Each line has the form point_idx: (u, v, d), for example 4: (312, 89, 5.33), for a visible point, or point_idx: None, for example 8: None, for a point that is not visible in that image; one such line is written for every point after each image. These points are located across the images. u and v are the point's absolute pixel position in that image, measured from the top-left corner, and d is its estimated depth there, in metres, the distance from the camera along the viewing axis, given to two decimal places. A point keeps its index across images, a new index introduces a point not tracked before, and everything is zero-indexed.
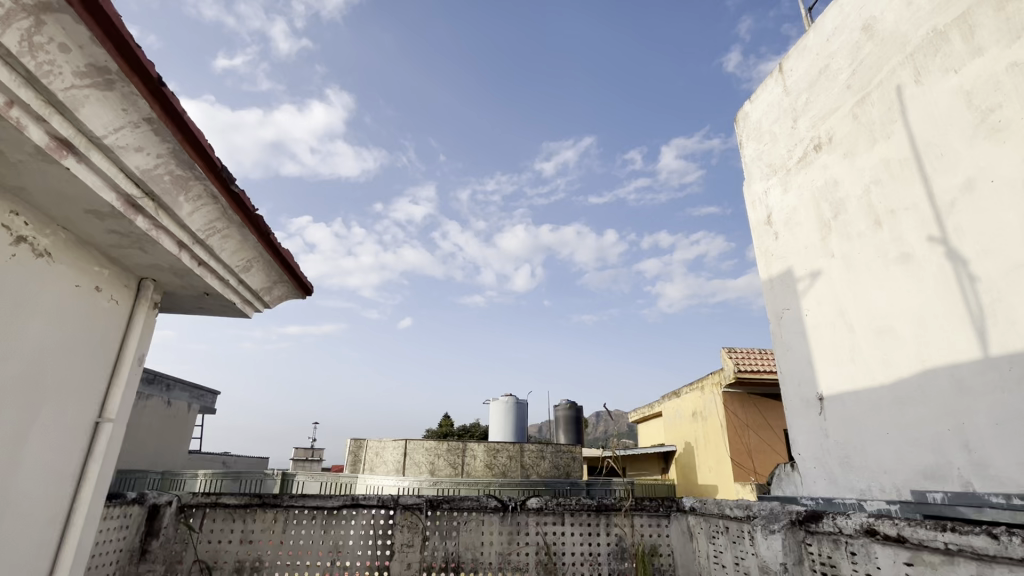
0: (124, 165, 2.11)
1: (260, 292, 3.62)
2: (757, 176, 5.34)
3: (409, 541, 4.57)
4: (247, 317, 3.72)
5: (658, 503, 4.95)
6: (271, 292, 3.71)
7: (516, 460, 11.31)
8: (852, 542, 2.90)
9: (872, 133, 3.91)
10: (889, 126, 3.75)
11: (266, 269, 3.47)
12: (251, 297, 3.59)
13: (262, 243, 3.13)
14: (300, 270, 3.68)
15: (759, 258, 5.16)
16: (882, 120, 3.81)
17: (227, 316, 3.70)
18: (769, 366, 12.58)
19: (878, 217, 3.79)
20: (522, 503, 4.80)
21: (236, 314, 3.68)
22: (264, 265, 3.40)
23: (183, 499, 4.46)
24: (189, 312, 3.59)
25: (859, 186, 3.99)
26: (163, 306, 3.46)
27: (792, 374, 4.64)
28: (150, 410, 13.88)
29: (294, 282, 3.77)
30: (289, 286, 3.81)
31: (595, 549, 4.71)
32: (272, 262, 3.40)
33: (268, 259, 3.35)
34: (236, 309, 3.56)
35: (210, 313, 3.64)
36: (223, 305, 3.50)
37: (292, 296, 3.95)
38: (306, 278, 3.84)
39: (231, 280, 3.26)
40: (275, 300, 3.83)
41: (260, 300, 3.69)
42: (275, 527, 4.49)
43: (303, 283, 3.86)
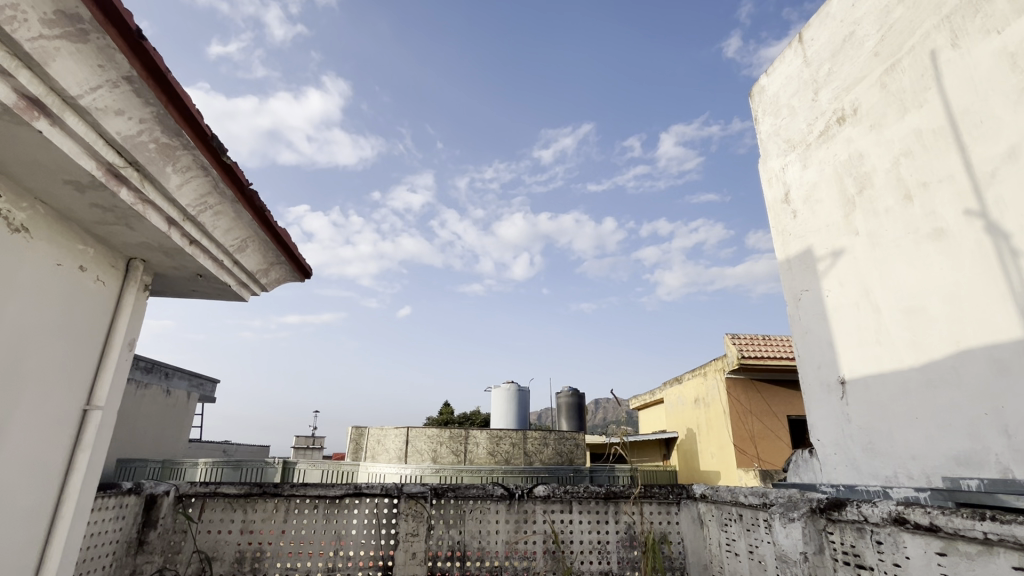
0: (103, 130, 1.93)
1: (257, 274, 3.46)
2: (774, 153, 5.17)
3: (413, 531, 4.45)
4: (243, 299, 3.56)
5: (668, 491, 4.82)
6: (269, 274, 3.56)
7: (519, 448, 11.23)
8: (879, 531, 2.79)
9: (902, 101, 3.73)
10: (922, 94, 3.58)
11: (263, 249, 3.31)
12: (248, 279, 3.43)
13: (258, 220, 2.95)
14: (298, 250, 3.53)
15: (776, 239, 5.01)
16: (915, 88, 3.63)
17: (223, 299, 3.54)
18: (774, 353, 12.48)
19: (908, 190, 3.62)
20: (529, 491, 4.69)
21: (231, 298, 3.53)
22: (262, 244, 3.24)
23: (181, 489, 4.34)
24: (182, 296, 3.43)
25: (887, 159, 3.82)
26: (154, 289, 3.29)
27: (811, 358, 4.51)
28: (149, 399, 13.79)
29: (292, 263, 3.61)
30: (288, 268, 3.65)
31: (603, 537, 4.62)
32: (269, 242, 3.23)
33: (264, 238, 3.18)
34: (231, 292, 3.41)
35: (205, 296, 3.48)
36: (218, 287, 3.33)
37: (290, 279, 3.79)
38: (304, 259, 3.68)
39: (225, 261, 3.09)
40: (273, 283, 3.66)
41: (257, 282, 3.53)
42: (276, 517, 4.39)
43: (302, 265, 3.70)
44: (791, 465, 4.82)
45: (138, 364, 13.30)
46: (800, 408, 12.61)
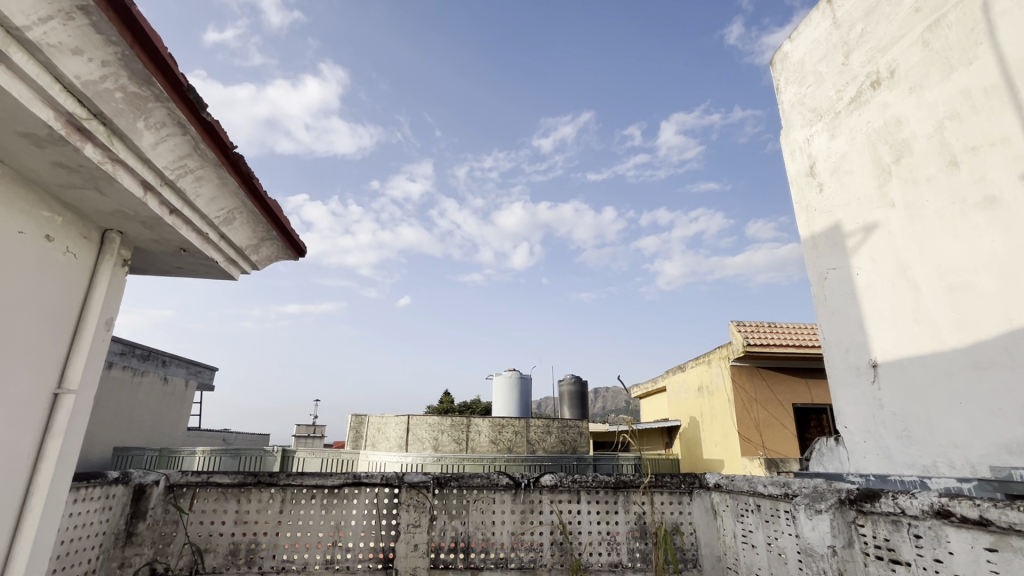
0: (60, 72, 1.68)
1: (246, 250, 3.23)
2: (797, 124, 4.94)
3: (415, 521, 4.26)
4: (232, 278, 3.33)
5: (680, 480, 4.61)
6: (260, 250, 3.33)
7: (521, 436, 11.08)
8: (917, 525, 2.59)
9: (948, 60, 3.49)
10: (971, 51, 3.34)
11: (252, 223, 3.08)
12: (236, 255, 3.20)
13: (245, 189, 2.71)
14: (292, 227, 3.30)
15: (799, 215, 4.80)
16: (963, 45, 3.39)
17: (211, 278, 3.31)
18: (780, 340, 12.29)
19: (955, 156, 3.40)
20: (535, 480, 4.49)
21: (219, 276, 3.30)
22: (254, 217, 3.01)
23: (172, 478, 4.14)
24: (166, 273, 3.20)
25: (930, 123, 3.60)
26: (136, 265, 3.06)
27: (837, 341, 4.31)
28: (146, 386, 13.59)
29: (285, 240, 3.37)
30: (279, 245, 3.41)
31: (612, 528, 4.45)
32: (258, 215, 2.99)
33: (253, 210, 2.94)
34: (219, 269, 3.17)
35: (190, 274, 3.25)
36: (205, 264, 3.10)
37: (283, 257, 3.56)
38: (298, 236, 3.45)
39: (210, 234, 2.85)
40: (265, 261, 3.44)
41: (246, 259, 3.30)
42: (271, 507, 4.20)
43: (295, 243, 3.47)
44: (815, 453, 4.66)
45: (135, 352, 13.11)
46: (806, 396, 12.44)
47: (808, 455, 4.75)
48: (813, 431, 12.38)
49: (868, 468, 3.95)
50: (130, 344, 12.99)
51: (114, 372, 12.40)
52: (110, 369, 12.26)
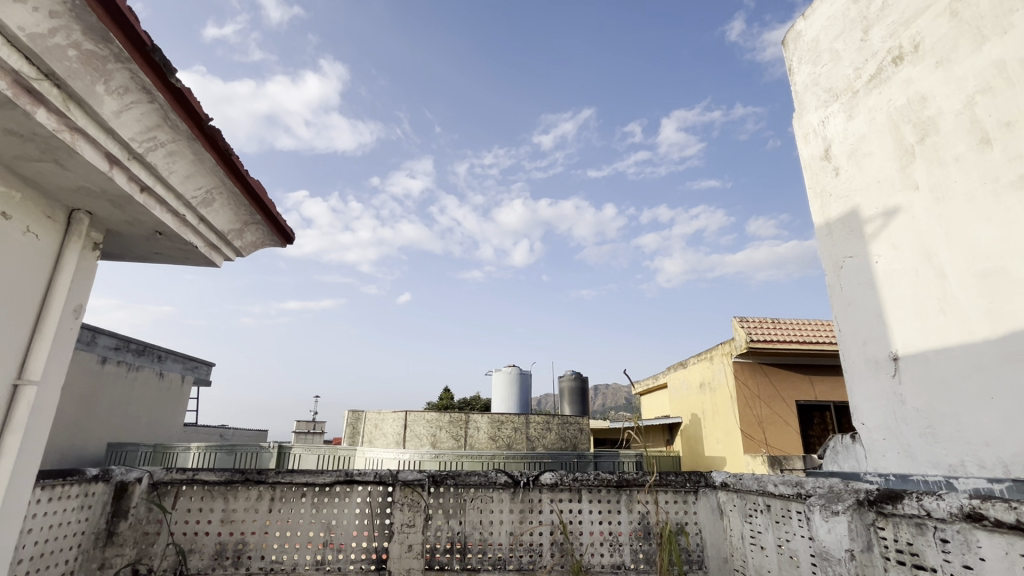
0: (2, 22, 1.50)
1: (228, 236, 3.05)
2: (811, 105, 4.76)
3: (409, 521, 4.09)
4: (215, 265, 3.16)
5: (685, 479, 4.44)
6: (244, 235, 3.14)
7: (521, 432, 10.91)
8: (944, 528, 2.41)
9: (979, 31, 3.32)
10: (1005, 20, 3.17)
11: (235, 205, 2.89)
12: (217, 241, 3.02)
13: (225, 167, 2.53)
14: (278, 212, 3.12)
15: (813, 200, 4.63)
16: (996, 14, 3.22)
17: (191, 264, 3.13)
18: (783, 336, 12.12)
19: (987, 133, 3.22)
20: (535, 478, 4.31)
21: (200, 263, 3.11)
22: (237, 199, 2.82)
23: (156, 475, 3.97)
24: (143, 258, 3.02)
25: (959, 99, 3.42)
26: (110, 249, 2.89)
27: (854, 332, 4.14)
28: (141, 381, 13.42)
29: (271, 226, 3.20)
30: (265, 231, 3.23)
31: (614, 528, 4.28)
32: (241, 197, 2.81)
33: (234, 191, 2.75)
34: (199, 255, 2.99)
35: (169, 261, 3.07)
36: (184, 249, 2.91)
37: (269, 243, 3.38)
38: (284, 223, 3.27)
39: (187, 216, 2.67)
40: (249, 247, 3.26)
41: (229, 245, 3.12)
42: (259, 507, 4.03)
43: (281, 229, 3.29)
44: (829, 451, 4.47)
45: (130, 346, 12.94)
46: (809, 393, 12.27)
47: (821, 453, 4.58)
48: (816, 428, 12.21)
49: (887, 467, 3.78)
50: (125, 338, 12.83)
51: (108, 367, 12.23)
52: (104, 363, 12.09)
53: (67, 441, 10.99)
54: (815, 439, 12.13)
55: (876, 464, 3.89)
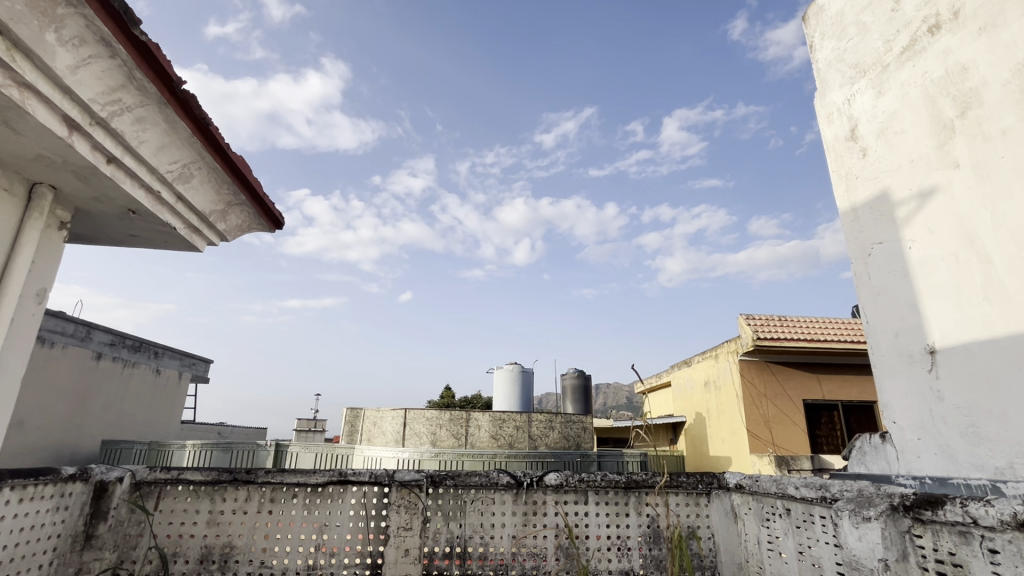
0: None
1: (212, 218, 2.87)
2: (835, 83, 4.59)
3: (406, 524, 3.88)
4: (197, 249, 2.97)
5: (697, 480, 4.22)
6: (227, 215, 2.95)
7: (523, 431, 10.69)
8: (992, 537, 2.18)
9: None
10: None
11: (218, 182, 2.70)
12: (201, 224, 2.83)
13: (202, 139, 2.34)
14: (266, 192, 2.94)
15: (838, 184, 4.47)
16: None
17: (175, 249, 2.96)
18: (791, 334, 11.88)
19: None
20: (539, 479, 4.09)
21: (182, 247, 2.93)
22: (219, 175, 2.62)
23: (139, 474, 3.77)
24: (120, 241, 2.86)
25: (1005, 67, 3.19)
26: (84, 231, 2.74)
27: (885, 325, 3.96)
28: (137, 378, 13.24)
29: (259, 209, 3.02)
30: (253, 214, 3.06)
31: (623, 532, 4.06)
32: (223, 175, 2.63)
33: (214, 168, 2.57)
34: (180, 239, 2.79)
35: (151, 244, 2.90)
36: (162, 231, 2.73)
37: (256, 228, 3.20)
38: (273, 207, 3.10)
39: (165, 194, 2.48)
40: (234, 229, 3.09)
41: (213, 229, 2.94)
42: (247, 507, 3.82)
43: (270, 214, 3.11)
44: (854, 452, 4.23)
45: (126, 342, 12.76)
46: (817, 392, 12.02)
47: (846, 453, 4.37)
48: (823, 428, 11.97)
49: (921, 468, 3.57)
50: (121, 334, 12.66)
51: (104, 363, 12.05)
52: (99, 359, 11.91)
53: (60, 438, 10.81)
54: (823, 439, 11.88)
55: (909, 466, 3.68)
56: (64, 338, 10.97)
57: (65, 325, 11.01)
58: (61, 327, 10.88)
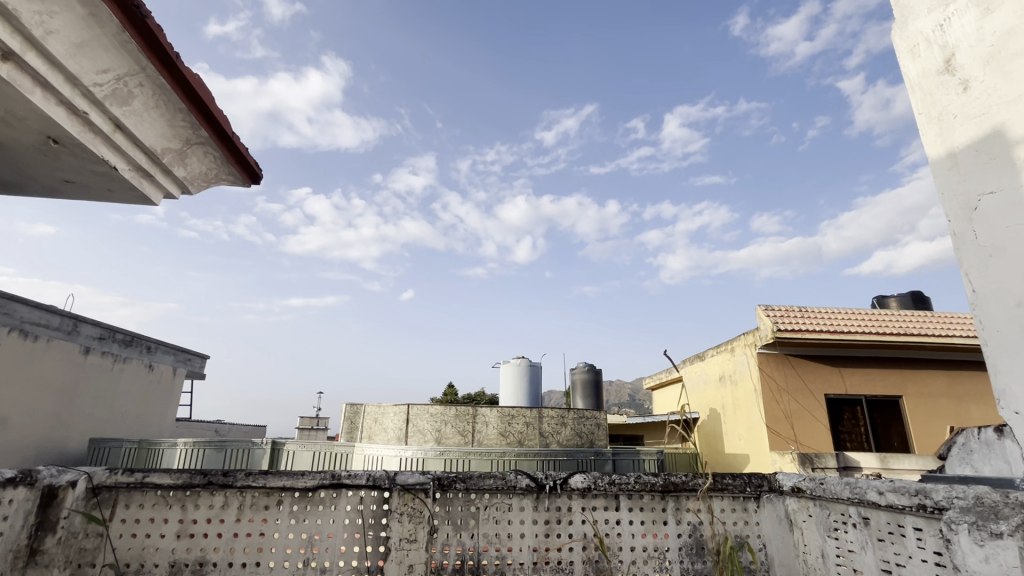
0: None
1: (160, 153, 3.59)
2: (922, 9, 4.14)
3: (410, 535, 3.34)
4: (146, 181, 3.71)
5: (744, 482, 3.65)
6: (170, 145, 3.59)
7: (533, 428, 10.11)
8: None
9: None
10: None
11: (168, 114, 3.38)
12: (152, 158, 3.59)
13: (173, 83, 3.15)
14: (246, 147, 3.78)
15: (931, 126, 3.98)
16: None
17: (99, 173, 3.46)
18: (813, 325, 11.28)
19: None
20: (563, 481, 3.52)
21: (104, 171, 3.44)
22: (160, 104, 3.28)
23: (96, 477, 3.20)
24: (42, 156, 3.31)
25: None
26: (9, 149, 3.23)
27: (1000, 292, 3.39)
28: (129, 374, 12.73)
29: (231, 159, 3.84)
30: (224, 162, 3.87)
31: (661, 542, 3.50)
32: (196, 119, 3.44)
33: (189, 113, 3.38)
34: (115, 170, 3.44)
35: (67, 169, 3.44)
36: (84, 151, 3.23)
37: (225, 174, 4.00)
38: (247, 160, 3.93)
39: (103, 114, 3.13)
40: (178, 163, 3.76)
41: (162, 164, 3.68)
42: (225, 515, 3.28)
43: (243, 165, 3.95)
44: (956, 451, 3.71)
45: (116, 337, 12.25)
46: (840, 386, 11.43)
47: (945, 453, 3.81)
48: (847, 424, 11.38)
49: None
50: (111, 328, 12.15)
51: (93, 358, 11.53)
52: (88, 354, 11.40)
53: (45, 436, 10.33)
54: (846, 436, 11.31)
55: None
56: (49, 331, 10.41)
57: (50, 318, 10.44)
58: (46, 320, 10.31)
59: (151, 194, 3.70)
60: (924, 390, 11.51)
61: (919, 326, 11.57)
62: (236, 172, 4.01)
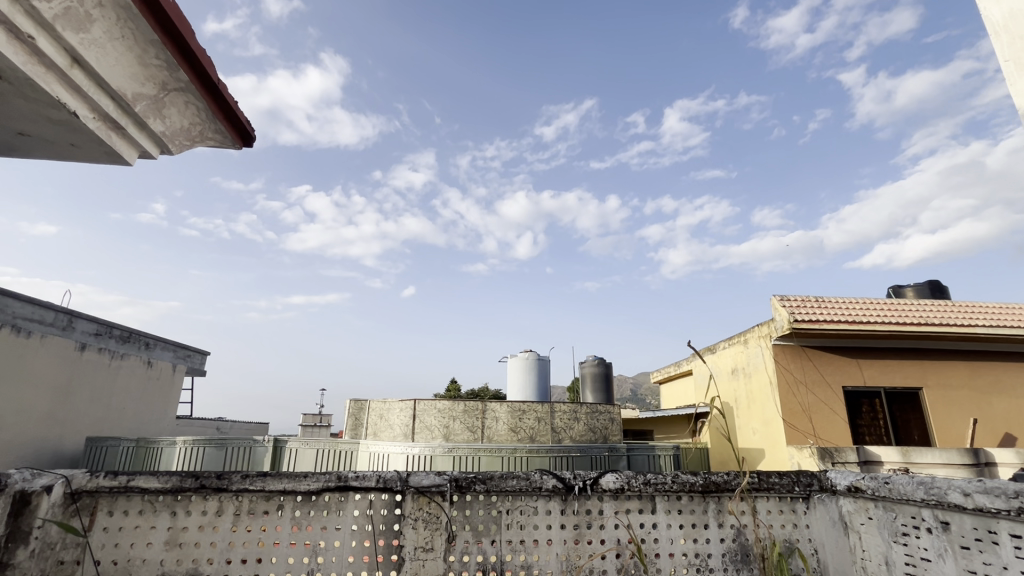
0: None
1: (127, 96, 3.30)
2: None
3: (426, 543, 3.01)
4: (115, 132, 3.46)
5: (792, 482, 3.31)
6: (143, 89, 3.33)
7: (545, 423, 9.78)
8: None
9: None
10: None
11: (139, 49, 3.11)
12: (120, 101, 3.31)
13: (147, 13, 2.88)
14: (240, 109, 3.71)
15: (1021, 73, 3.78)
16: None
17: (60, 123, 3.20)
18: (831, 315, 10.90)
19: None
20: (593, 481, 3.18)
21: (63, 118, 3.15)
22: (127, 32, 2.97)
23: (75, 481, 2.85)
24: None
25: None
26: None
27: None
28: (127, 371, 12.42)
29: (215, 103, 3.61)
30: (206, 108, 3.63)
31: (702, 549, 3.17)
32: (174, 57, 3.18)
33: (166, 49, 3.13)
34: (74, 120, 3.18)
35: (24, 118, 3.17)
36: (37, 92, 2.91)
37: (208, 122, 3.77)
38: (233, 107, 3.70)
39: (58, 42, 2.80)
40: (155, 115, 3.54)
41: (132, 110, 3.40)
42: (220, 523, 2.95)
43: (228, 113, 3.72)
44: None
45: (113, 332, 11.94)
46: (859, 378, 11.06)
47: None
48: (866, 418, 11.03)
49: None
50: (108, 324, 11.84)
51: (88, 354, 11.22)
52: (83, 351, 11.08)
53: (40, 435, 10.04)
54: (865, 429, 10.96)
55: None
56: (43, 327, 10.09)
57: (44, 313, 10.12)
58: (40, 316, 10.00)
59: (119, 150, 3.48)
60: (946, 382, 11.16)
61: (940, 315, 11.21)
62: (222, 122, 3.79)
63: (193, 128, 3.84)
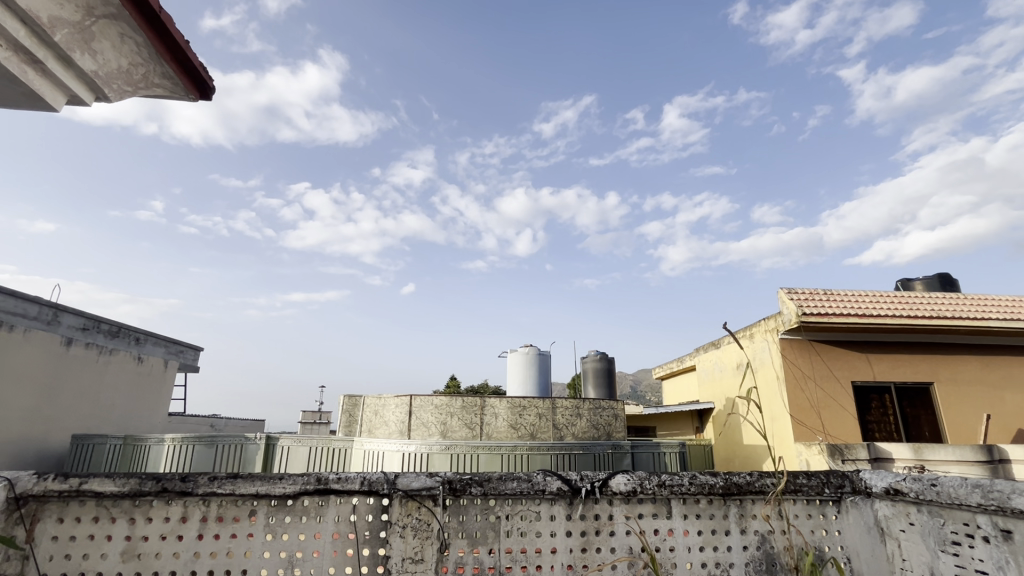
0: None
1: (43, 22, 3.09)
2: None
3: (415, 553, 2.68)
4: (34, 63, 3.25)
5: (823, 482, 2.98)
6: (62, 13, 3.12)
7: (547, 419, 9.47)
8: None
9: None
10: None
11: None
12: (34, 26, 3.09)
13: None
14: (196, 57, 3.72)
15: None
16: None
17: None
18: (839, 308, 10.56)
19: None
20: (601, 483, 2.86)
21: None
22: None
23: (19, 485, 2.52)
24: None
25: None
26: None
27: None
28: (117, 366, 12.11)
29: (156, 40, 3.46)
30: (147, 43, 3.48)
31: (723, 559, 2.85)
32: None
33: None
34: None
35: None
36: None
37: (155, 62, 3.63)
38: (181, 46, 3.59)
39: None
40: (81, 49, 3.38)
41: (50, 36, 3.19)
42: (185, 531, 2.63)
43: (173, 51, 3.59)
44: None
45: (101, 327, 11.62)
46: (868, 373, 10.75)
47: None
48: (875, 414, 10.72)
49: None
50: (95, 318, 11.51)
51: (75, 349, 10.89)
52: (70, 346, 10.75)
53: (25, 433, 9.74)
54: (874, 426, 10.66)
55: None
56: (26, 321, 9.77)
57: (27, 306, 9.80)
58: (22, 309, 9.67)
59: (40, 88, 3.32)
60: (958, 377, 10.85)
61: (953, 308, 10.89)
62: (170, 63, 3.66)
63: (132, 69, 3.71)
